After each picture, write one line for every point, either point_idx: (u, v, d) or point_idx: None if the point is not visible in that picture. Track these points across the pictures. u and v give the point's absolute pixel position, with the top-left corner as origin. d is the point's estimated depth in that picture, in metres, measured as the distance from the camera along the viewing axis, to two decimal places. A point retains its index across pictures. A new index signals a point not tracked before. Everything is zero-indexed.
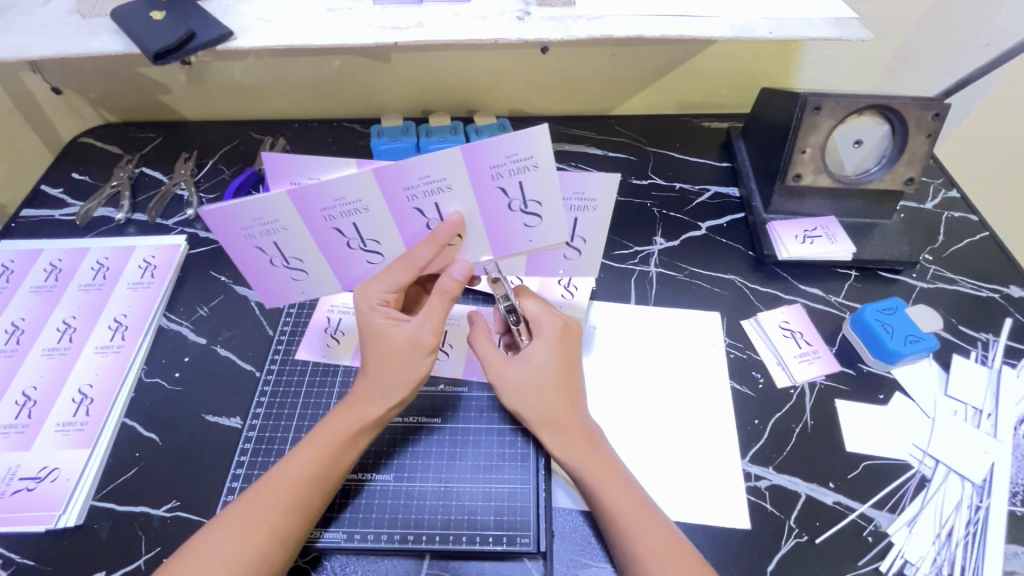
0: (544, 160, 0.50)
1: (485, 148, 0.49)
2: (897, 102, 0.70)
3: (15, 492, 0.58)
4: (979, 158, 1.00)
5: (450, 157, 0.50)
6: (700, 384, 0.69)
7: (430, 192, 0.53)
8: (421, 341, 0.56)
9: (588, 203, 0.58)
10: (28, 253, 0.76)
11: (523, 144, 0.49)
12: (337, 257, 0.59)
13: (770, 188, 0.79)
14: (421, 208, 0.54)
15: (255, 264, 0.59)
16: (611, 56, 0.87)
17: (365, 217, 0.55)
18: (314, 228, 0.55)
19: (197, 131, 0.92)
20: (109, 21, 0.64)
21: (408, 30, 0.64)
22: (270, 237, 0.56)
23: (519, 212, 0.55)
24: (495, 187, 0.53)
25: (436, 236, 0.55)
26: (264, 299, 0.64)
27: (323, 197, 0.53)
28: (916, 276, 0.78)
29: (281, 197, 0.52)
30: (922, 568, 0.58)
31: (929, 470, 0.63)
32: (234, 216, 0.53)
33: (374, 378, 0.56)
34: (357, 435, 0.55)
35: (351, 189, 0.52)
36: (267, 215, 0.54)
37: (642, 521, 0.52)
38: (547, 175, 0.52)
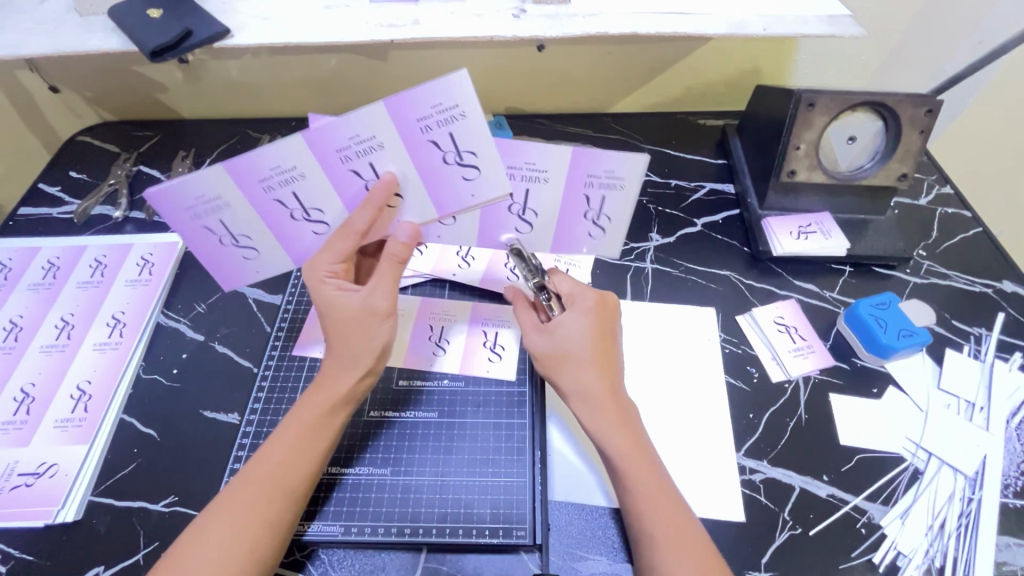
0: (468, 107, 0.50)
1: (408, 100, 0.49)
2: (891, 99, 0.70)
3: (13, 488, 0.58)
4: (973, 154, 1.01)
5: (373, 111, 0.49)
6: (695, 378, 0.69)
7: (362, 152, 0.52)
8: (374, 306, 0.55)
9: (617, 180, 0.58)
10: (25, 250, 0.76)
11: (447, 93, 0.49)
12: (281, 230, 0.58)
13: (765, 185, 0.80)
14: (357, 169, 0.53)
15: (205, 245, 0.58)
16: (607, 54, 0.88)
17: (303, 185, 0.54)
18: (256, 201, 0.55)
19: (195, 129, 0.92)
20: (106, 20, 0.65)
21: (404, 28, 0.64)
22: (215, 215, 0.55)
23: (457, 165, 0.54)
24: (426, 141, 0.52)
25: (370, 200, 0.53)
26: (225, 283, 0.63)
27: (259, 167, 0.52)
28: (910, 272, 0.79)
29: (219, 170, 0.52)
30: (915, 559, 0.58)
31: (922, 463, 0.64)
32: (177, 194, 0.53)
33: (336, 353, 0.56)
34: (329, 414, 0.55)
35: (285, 156, 0.51)
36: (208, 191, 0.53)
37: (662, 498, 0.53)
38: (476, 122, 0.51)
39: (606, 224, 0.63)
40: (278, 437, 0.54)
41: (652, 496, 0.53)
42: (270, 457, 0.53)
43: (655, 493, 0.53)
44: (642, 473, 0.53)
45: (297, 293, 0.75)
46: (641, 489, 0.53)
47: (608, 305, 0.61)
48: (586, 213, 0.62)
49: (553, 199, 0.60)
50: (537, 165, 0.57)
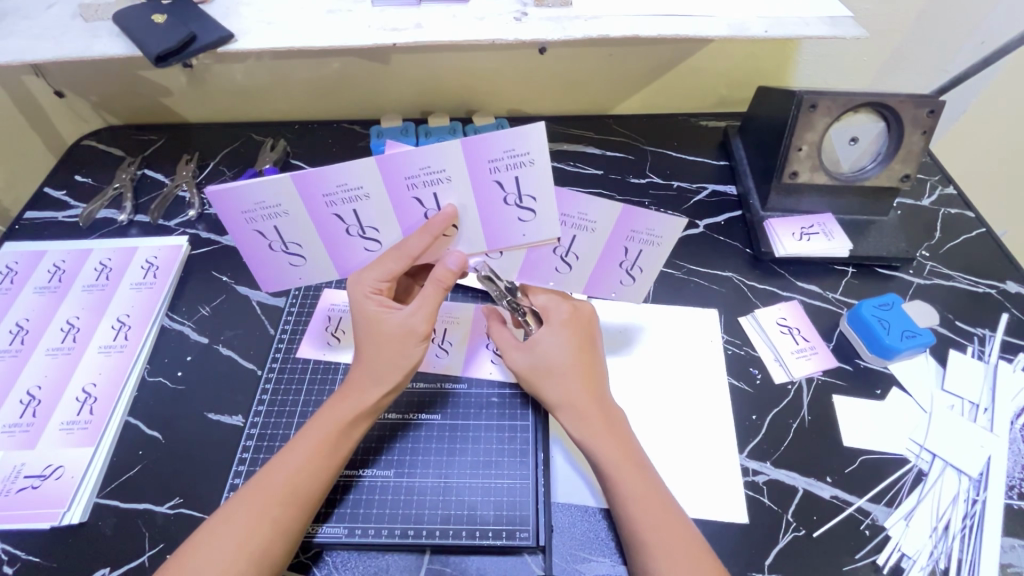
0: (540, 157, 0.51)
1: (484, 141, 0.50)
2: (892, 100, 0.70)
3: (20, 490, 0.59)
4: (976, 155, 1.01)
5: (451, 149, 0.50)
6: (698, 380, 0.69)
7: (430, 182, 0.53)
8: (414, 328, 0.56)
9: (655, 238, 0.58)
10: (32, 254, 0.77)
11: (521, 140, 0.50)
12: (335, 244, 0.59)
13: (767, 186, 0.80)
14: (420, 198, 0.54)
15: (255, 248, 0.59)
16: (609, 56, 0.88)
17: (364, 205, 0.55)
18: (316, 214, 0.55)
19: (199, 133, 0.93)
20: (111, 25, 0.65)
21: (407, 31, 0.65)
22: (272, 220, 0.56)
23: (515, 206, 0.55)
24: (492, 181, 0.53)
25: (428, 227, 0.55)
26: (263, 285, 0.63)
27: (326, 183, 0.53)
28: (913, 273, 0.79)
29: (286, 180, 0.52)
30: (919, 561, 0.58)
31: (926, 464, 0.63)
32: (239, 197, 0.53)
33: (366, 366, 0.57)
34: (351, 424, 0.55)
35: (354, 176, 0.52)
36: (271, 198, 0.54)
37: (652, 504, 0.53)
38: (544, 173, 0.52)
39: (637, 275, 0.62)
40: (296, 442, 0.54)
41: (643, 501, 0.53)
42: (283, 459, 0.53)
43: (647, 499, 0.53)
44: (632, 480, 0.54)
45: (301, 296, 0.75)
46: (632, 495, 0.53)
47: (583, 316, 0.61)
48: (622, 263, 0.62)
49: (595, 248, 0.60)
50: (587, 215, 0.57)
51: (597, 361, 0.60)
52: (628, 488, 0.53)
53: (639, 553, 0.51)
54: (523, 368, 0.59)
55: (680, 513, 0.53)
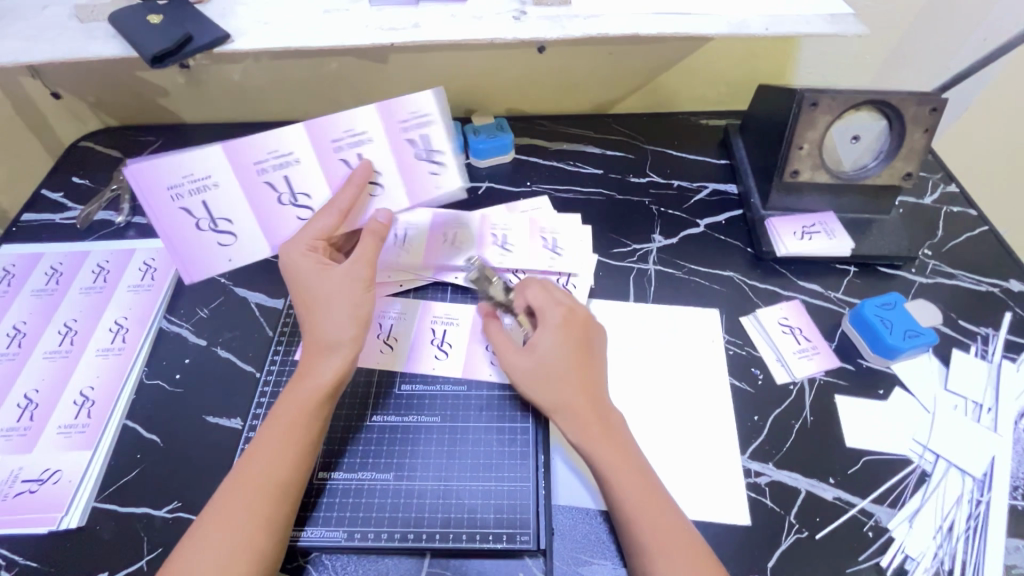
0: (506, 86, 0.61)
1: (463, 82, 0.61)
2: (894, 97, 0.70)
3: (17, 495, 0.58)
4: (978, 152, 1.00)
5: (433, 89, 0.61)
6: (700, 381, 0.69)
7: (351, 144, 0.60)
8: (357, 275, 0.58)
9: None
10: (29, 257, 0.76)
11: (492, 71, 0.61)
12: (335, 196, 0.61)
13: (768, 185, 0.79)
14: (410, 140, 0.61)
15: (262, 205, 0.60)
16: (609, 55, 0.87)
17: (293, 168, 0.59)
18: (323, 158, 0.60)
19: (197, 133, 0.92)
20: (107, 26, 0.65)
21: (404, 30, 0.64)
22: (281, 170, 0.59)
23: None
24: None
25: (352, 179, 0.59)
26: (185, 277, 0.61)
27: (334, 129, 0.59)
28: (916, 272, 0.78)
29: (299, 129, 0.59)
30: (922, 563, 0.58)
31: (930, 465, 0.63)
32: (250, 148, 0.58)
33: (318, 336, 0.57)
34: (315, 408, 0.55)
35: (353, 120, 0.60)
36: (283, 146, 0.59)
37: (653, 507, 0.52)
38: (442, 129, 0.62)
39: None
40: (269, 429, 0.54)
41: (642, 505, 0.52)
42: (266, 451, 0.52)
43: (647, 500, 0.52)
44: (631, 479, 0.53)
45: None
46: (631, 498, 0.52)
47: (578, 316, 0.62)
48: None
49: None
50: None
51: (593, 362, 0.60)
52: (627, 490, 0.53)
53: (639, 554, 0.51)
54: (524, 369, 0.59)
55: (681, 517, 0.53)
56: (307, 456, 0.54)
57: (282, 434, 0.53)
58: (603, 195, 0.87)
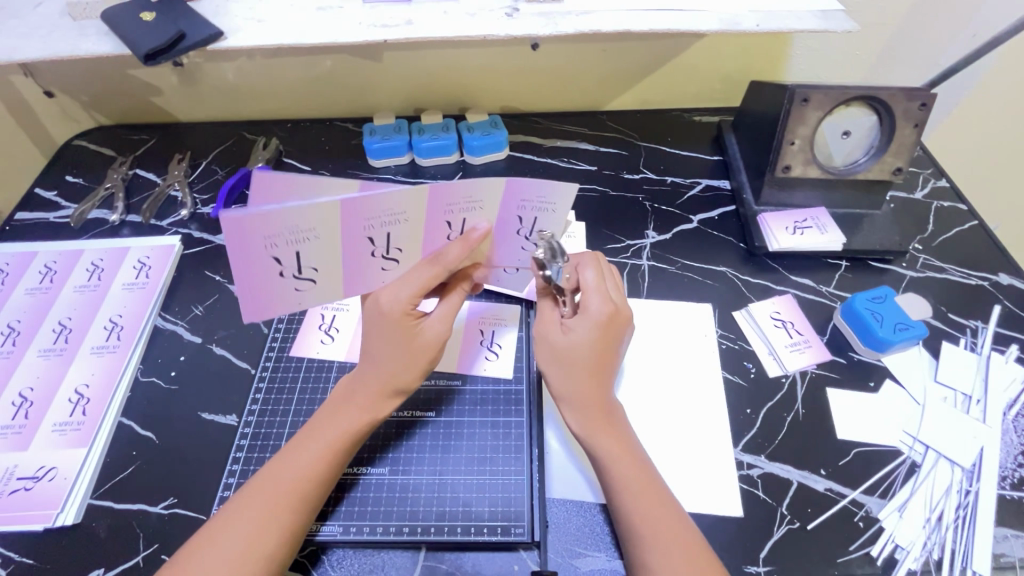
0: (562, 205, 0.56)
1: (525, 186, 0.54)
2: (884, 93, 0.70)
3: (13, 492, 0.58)
4: (969, 147, 1.01)
5: (496, 185, 0.53)
6: (693, 374, 0.69)
7: (294, 241, 0.50)
8: (439, 334, 0.58)
9: (549, 206, 0.56)
10: (22, 255, 0.76)
11: (555, 191, 0.55)
12: (352, 266, 0.55)
13: (761, 180, 0.80)
14: (452, 222, 0.56)
15: (263, 275, 0.52)
16: (601, 52, 0.88)
17: (310, 245, 0.51)
18: (348, 236, 0.52)
19: (191, 132, 0.93)
20: (100, 24, 0.65)
21: (398, 28, 0.65)
22: (295, 246, 0.50)
23: (524, 237, 0.60)
24: (514, 216, 0.57)
25: (466, 240, 0.55)
26: (247, 316, 0.55)
27: (369, 210, 0.50)
28: (906, 265, 0.79)
29: (331, 205, 0.49)
30: (912, 552, 0.58)
31: (919, 456, 0.64)
32: (265, 221, 0.48)
33: (376, 377, 0.56)
34: (353, 438, 0.55)
35: (401, 204, 0.51)
36: (305, 223, 0.49)
37: (652, 499, 0.53)
38: (416, 228, 0.54)
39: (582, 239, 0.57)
40: (302, 444, 0.54)
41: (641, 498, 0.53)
42: (287, 465, 0.53)
43: (648, 496, 0.53)
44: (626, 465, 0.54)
45: None
46: (620, 484, 0.53)
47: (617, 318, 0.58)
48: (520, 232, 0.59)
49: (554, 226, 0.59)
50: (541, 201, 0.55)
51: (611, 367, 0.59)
52: (618, 478, 0.54)
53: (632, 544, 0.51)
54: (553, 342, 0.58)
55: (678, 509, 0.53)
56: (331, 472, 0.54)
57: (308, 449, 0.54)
58: (597, 192, 0.87)
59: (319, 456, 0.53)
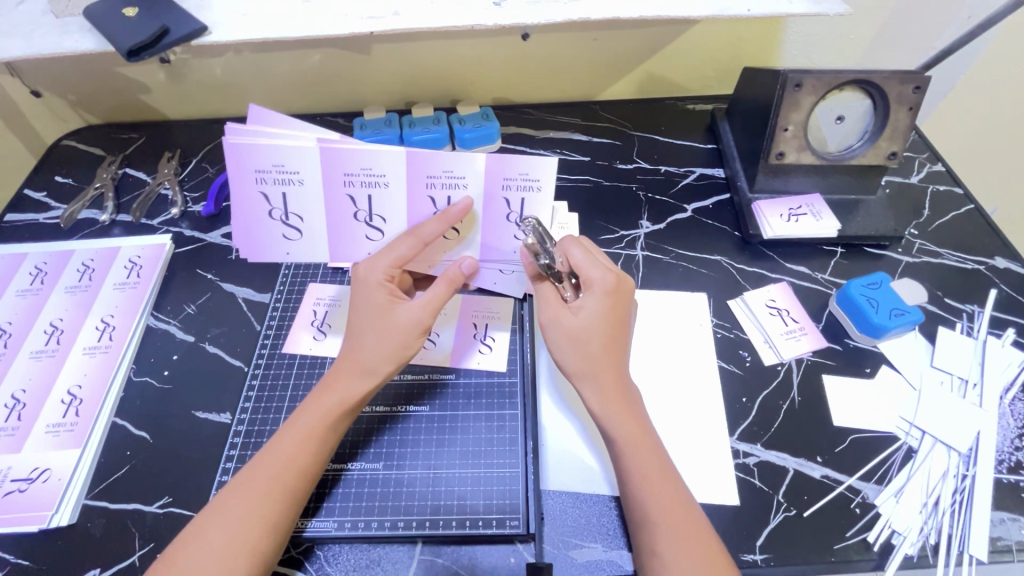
0: (548, 184, 0.55)
1: (504, 162, 0.53)
2: (878, 76, 0.70)
3: (6, 494, 0.58)
4: (965, 130, 1.00)
5: (474, 159, 0.53)
6: (689, 363, 0.69)
7: (280, 181, 0.55)
8: (415, 320, 0.56)
9: (534, 184, 0.55)
10: (12, 257, 0.76)
11: (537, 168, 0.54)
12: (337, 226, 0.59)
13: (755, 168, 0.79)
14: (435, 198, 0.56)
15: (255, 214, 0.57)
16: (593, 41, 0.87)
17: (294, 189, 0.55)
18: (329, 190, 0.56)
19: (181, 130, 0.92)
20: (83, 20, 0.64)
21: (384, 19, 0.64)
22: (281, 187, 0.55)
23: (515, 224, 0.58)
24: (501, 198, 0.56)
25: (444, 216, 0.56)
26: (243, 253, 0.61)
27: (348, 163, 0.54)
28: (902, 251, 0.79)
29: (313, 150, 0.53)
30: (909, 538, 0.58)
31: (916, 441, 0.63)
32: (254, 154, 0.53)
33: (358, 358, 0.56)
34: (335, 421, 0.54)
35: (379, 163, 0.54)
36: (288, 165, 0.54)
37: (655, 477, 0.53)
38: (396, 196, 0.56)
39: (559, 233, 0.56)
40: (290, 430, 0.54)
41: (649, 476, 0.53)
42: (271, 455, 0.52)
43: (663, 485, 0.52)
44: (629, 423, 0.55)
45: (286, 292, 0.74)
46: (645, 476, 0.53)
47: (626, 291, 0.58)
48: (509, 217, 0.58)
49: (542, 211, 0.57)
50: (527, 176, 0.54)
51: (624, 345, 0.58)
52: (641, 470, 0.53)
53: (640, 525, 0.51)
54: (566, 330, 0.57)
55: (688, 497, 0.53)
56: (319, 463, 0.53)
57: (298, 437, 0.53)
58: (590, 182, 0.87)
59: (302, 442, 0.53)
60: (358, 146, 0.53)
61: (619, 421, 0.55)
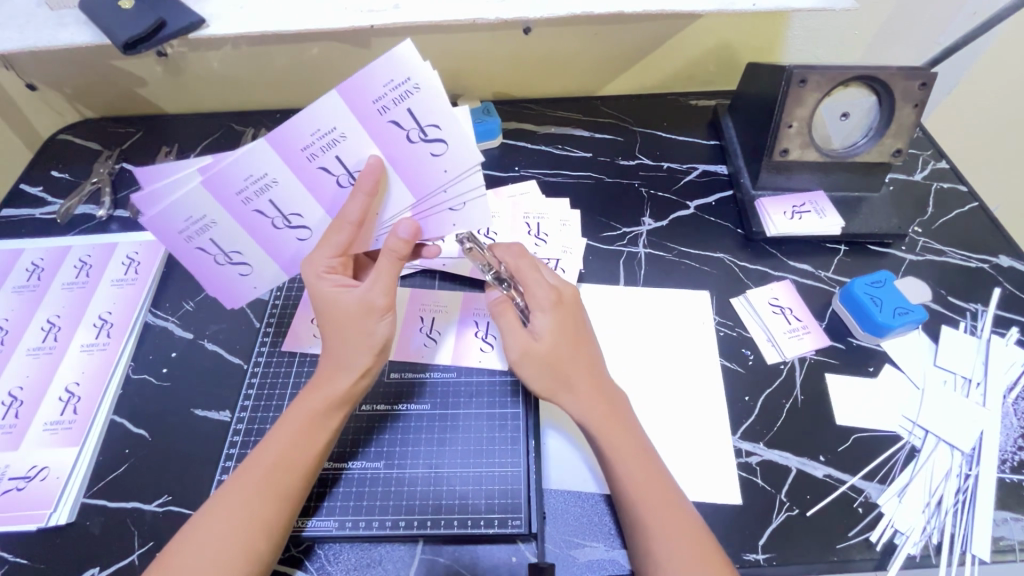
0: (421, 75, 0.48)
1: (359, 86, 0.48)
2: (883, 73, 0.69)
3: (4, 492, 0.58)
4: (970, 128, 0.99)
5: (329, 99, 0.49)
6: (691, 361, 0.69)
7: (201, 230, 0.53)
8: (373, 302, 0.54)
9: (407, 86, 0.49)
10: (9, 252, 0.75)
11: (397, 66, 0.48)
12: (271, 243, 0.56)
13: (758, 164, 0.78)
14: (328, 166, 0.52)
15: (200, 264, 0.57)
16: (595, 35, 0.86)
17: (217, 230, 0.54)
18: (240, 215, 0.53)
19: (179, 124, 0.91)
20: (78, 12, 0.63)
21: (385, 12, 0.63)
22: (205, 234, 0.54)
23: (422, 142, 0.52)
24: (387, 122, 0.51)
25: (358, 186, 0.52)
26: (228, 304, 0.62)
27: (233, 180, 0.51)
28: (906, 249, 0.78)
29: (262, 143, 0.49)
30: (912, 538, 0.58)
31: (919, 441, 0.63)
32: (163, 218, 0.52)
33: (334, 353, 0.55)
34: (324, 415, 0.54)
35: (252, 164, 0.50)
36: (196, 211, 0.52)
37: (644, 479, 0.52)
38: (293, 186, 0.53)
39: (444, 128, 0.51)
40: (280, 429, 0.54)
41: (633, 464, 0.53)
42: (263, 454, 0.52)
43: (654, 488, 0.52)
44: (599, 412, 0.55)
45: (285, 288, 0.73)
46: (634, 479, 0.52)
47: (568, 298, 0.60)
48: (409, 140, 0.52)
49: (438, 112, 0.50)
50: (393, 82, 0.48)
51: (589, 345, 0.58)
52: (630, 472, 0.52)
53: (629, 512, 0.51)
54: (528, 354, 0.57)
55: (680, 496, 0.53)
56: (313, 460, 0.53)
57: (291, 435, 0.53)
58: (592, 178, 0.86)
59: (293, 439, 0.53)
60: (223, 159, 0.50)
61: (588, 413, 0.55)
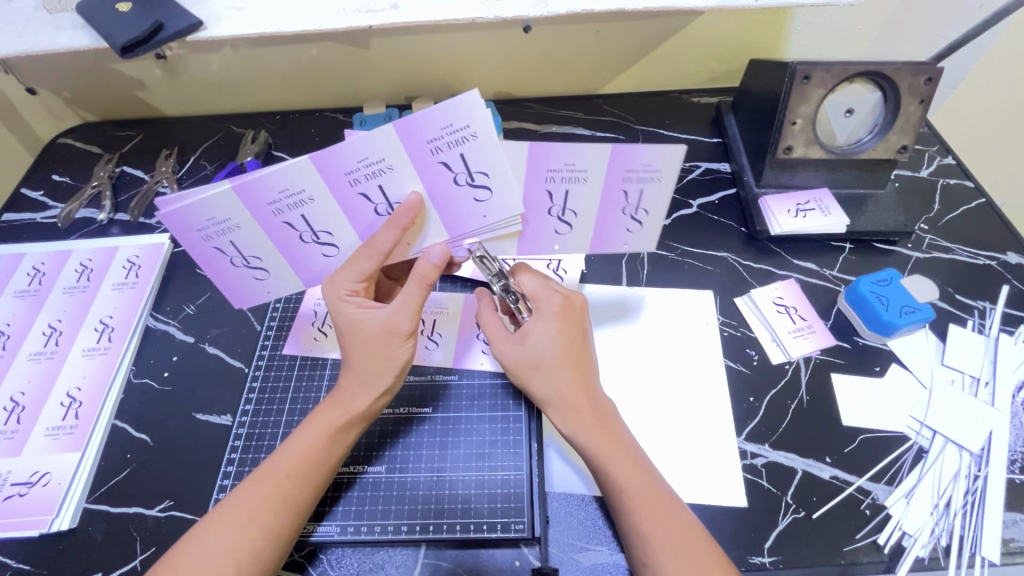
0: (595, 174, 0.53)
1: (630, 152, 0.51)
2: (889, 68, 0.68)
3: (6, 498, 0.58)
4: (974, 123, 0.98)
5: (601, 150, 0.50)
6: (694, 363, 0.68)
7: (294, 205, 0.51)
8: (397, 327, 0.54)
9: (581, 173, 0.53)
10: (10, 257, 0.75)
11: (459, 111, 0.45)
12: (291, 251, 0.56)
13: (761, 163, 0.77)
14: (447, 161, 0.49)
15: (215, 262, 0.56)
16: (596, 32, 0.85)
17: (311, 208, 0.51)
18: (341, 197, 0.51)
19: (180, 127, 0.91)
20: (75, 16, 0.63)
21: (385, 13, 0.62)
22: (297, 210, 0.51)
23: (557, 215, 0.57)
24: (544, 190, 0.54)
25: (393, 221, 0.51)
26: (234, 302, 0.62)
27: (345, 161, 0.48)
28: (912, 247, 0.77)
29: (387, 130, 0.46)
30: (920, 540, 0.57)
31: (927, 441, 0.62)
32: (262, 187, 0.49)
33: (355, 372, 0.55)
34: (342, 431, 0.54)
35: (373, 149, 0.47)
36: (294, 185, 0.49)
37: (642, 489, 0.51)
38: (404, 176, 0.50)
39: (580, 184, 0.54)
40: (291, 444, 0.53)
41: (608, 449, 0.53)
42: (273, 465, 0.52)
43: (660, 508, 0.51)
44: (581, 410, 0.54)
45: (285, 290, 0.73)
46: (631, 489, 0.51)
47: (575, 306, 0.58)
48: (551, 211, 0.56)
49: (592, 198, 0.55)
50: (576, 165, 0.52)
51: (588, 350, 0.58)
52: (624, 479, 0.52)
53: (624, 506, 0.51)
54: (513, 359, 0.57)
55: (677, 501, 0.52)
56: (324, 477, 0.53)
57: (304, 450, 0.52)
58: None
59: (309, 448, 0.52)
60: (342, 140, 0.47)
61: (569, 411, 0.55)
